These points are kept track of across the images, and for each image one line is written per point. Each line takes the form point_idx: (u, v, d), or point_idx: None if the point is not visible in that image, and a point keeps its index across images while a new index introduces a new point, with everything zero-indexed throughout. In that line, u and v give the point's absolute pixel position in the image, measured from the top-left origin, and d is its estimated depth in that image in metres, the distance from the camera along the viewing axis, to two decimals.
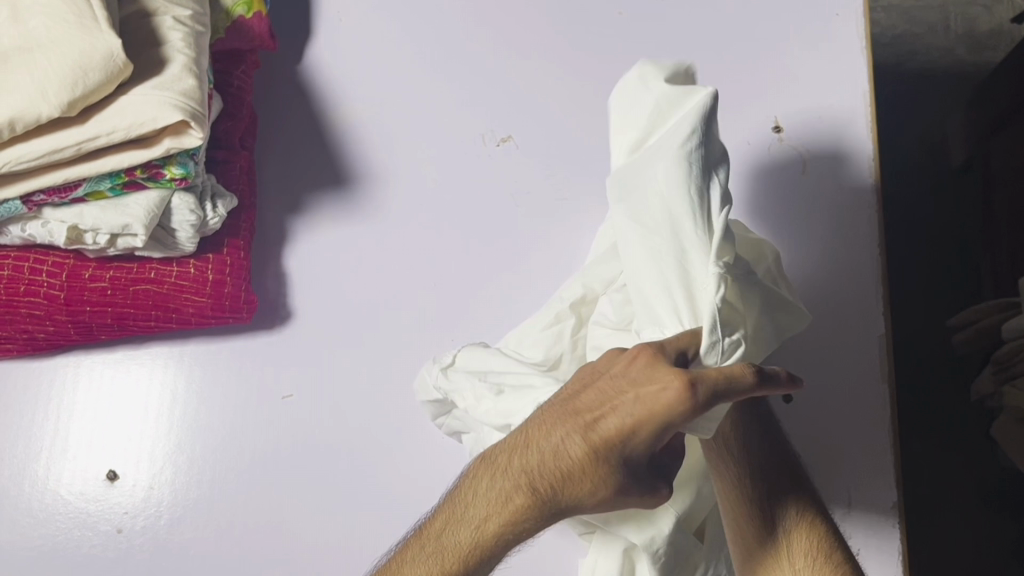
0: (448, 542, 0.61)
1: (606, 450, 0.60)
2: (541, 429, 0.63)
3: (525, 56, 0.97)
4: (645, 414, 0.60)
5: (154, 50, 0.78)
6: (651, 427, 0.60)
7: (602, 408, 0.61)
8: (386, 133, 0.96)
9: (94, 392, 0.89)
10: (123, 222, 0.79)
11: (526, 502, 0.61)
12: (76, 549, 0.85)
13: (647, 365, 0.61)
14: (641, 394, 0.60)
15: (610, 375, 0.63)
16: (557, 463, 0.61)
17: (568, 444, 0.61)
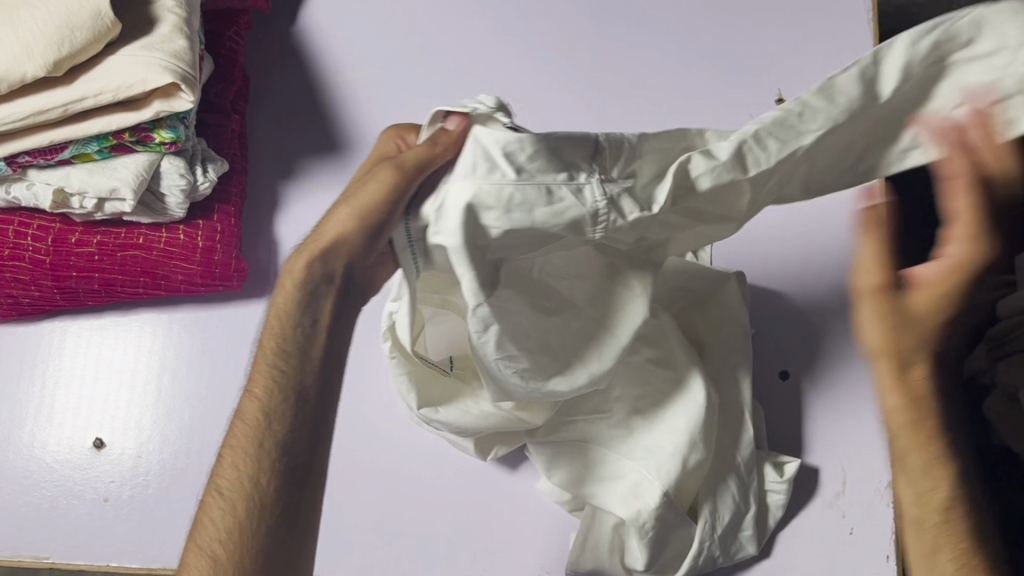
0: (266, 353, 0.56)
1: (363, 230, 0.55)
2: (351, 194, 0.56)
3: (527, 23, 0.94)
4: (364, 194, 0.54)
5: (143, 9, 0.75)
6: (368, 206, 0.54)
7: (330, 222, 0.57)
8: (384, 99, 0.93)
9: (82, 359, 0.88)
10: (110, 186, 0.76)
11: (286, 333, 0.56)
12: (62, 517, 0.84)
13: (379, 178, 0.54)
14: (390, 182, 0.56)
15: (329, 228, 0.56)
16: (332, 239, 0.55)
17: (337, 231, 0.56)
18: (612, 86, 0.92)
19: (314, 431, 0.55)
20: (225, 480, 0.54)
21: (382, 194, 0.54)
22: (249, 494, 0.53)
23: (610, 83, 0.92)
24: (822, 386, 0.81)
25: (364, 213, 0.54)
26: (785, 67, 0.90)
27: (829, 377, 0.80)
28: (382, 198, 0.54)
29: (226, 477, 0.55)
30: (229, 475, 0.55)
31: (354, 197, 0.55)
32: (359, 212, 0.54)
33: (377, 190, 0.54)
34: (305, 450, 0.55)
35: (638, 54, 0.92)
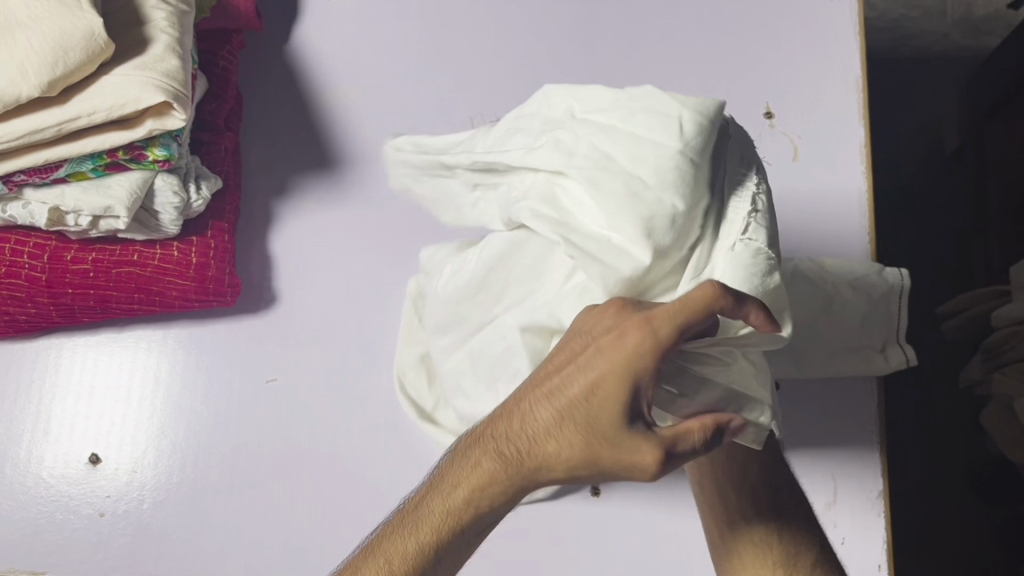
0: (495, 442, 0.54)
1: (620, 392, 0.51)
2: (603, 356, 0.51)
3: (518, 39, 0.96)
4: (625, 392, 0.51)
5: (137, 29, 0.77)
6: (591, 410, 0.52)
7: (588, 384, 0.52)
8: (376, 115, 0.94)
9: (77, 375, 0.88)
10: (105, 204, 0.78)
11: (498, 454, 0.54)
12: (58, 533, 0.84)
13: (621, 368, 0.51)
14: (608, 315, 0.53)
15: (596, 349, 0.52)
16: (543, 445, 0.53)
17: (599, 370, 0.51)
18: None
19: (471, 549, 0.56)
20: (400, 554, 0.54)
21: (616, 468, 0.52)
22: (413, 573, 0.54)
23: None
24: (820, 404, 0.81)
25: (589, 437, 0.52)
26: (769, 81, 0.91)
27: (823, 395, 0.81)
28: (636, 370, 0.51)
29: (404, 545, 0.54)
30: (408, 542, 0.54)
31: (597, 421, 0.52)
32: (590, 445, 0.52)
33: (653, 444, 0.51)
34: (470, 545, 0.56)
35: (627, 69, 0.94)
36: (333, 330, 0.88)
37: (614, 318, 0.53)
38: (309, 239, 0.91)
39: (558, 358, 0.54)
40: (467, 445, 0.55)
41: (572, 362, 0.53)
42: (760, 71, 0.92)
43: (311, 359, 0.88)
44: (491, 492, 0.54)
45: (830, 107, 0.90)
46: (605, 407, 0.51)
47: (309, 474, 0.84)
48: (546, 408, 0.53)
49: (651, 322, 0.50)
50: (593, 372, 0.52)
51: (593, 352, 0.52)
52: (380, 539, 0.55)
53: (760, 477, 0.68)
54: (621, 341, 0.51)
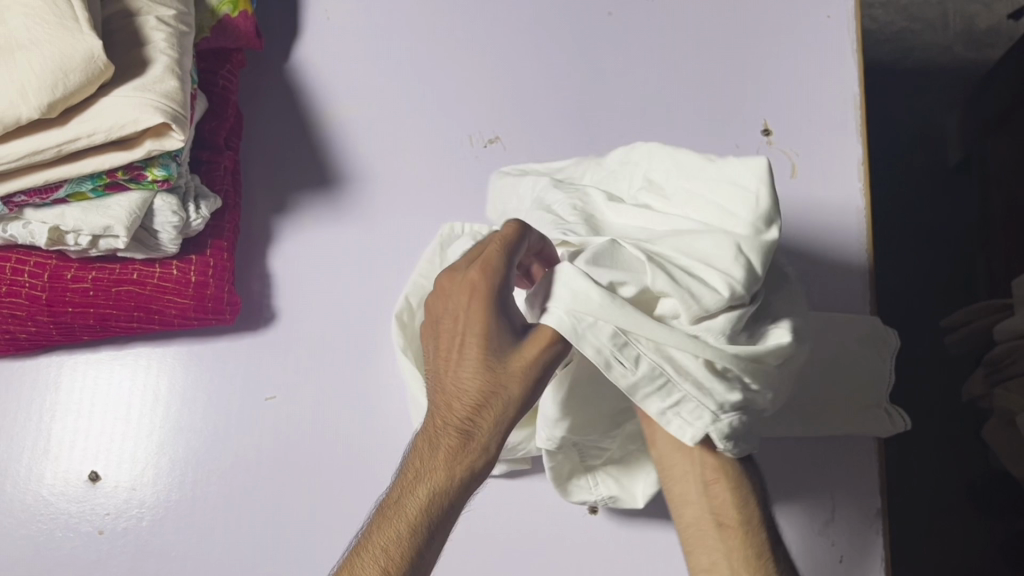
0: (454, 397, 0.63)
1: (476, 290, 0.63)
2: (466, 301, 0.63)
3: (517, 56, 0.96)
4: (484, 308, 0.62)
5: (136, 51, 0.77)
6: (478, 330, 0.62)
7: (461, 322, 0.63)
8: (377, 133, 0.95)
9: (77, 393, 0.89)
10: (104, 224, 0.78)
11: (457, 431, 0.62)
12: (57, 550, 0.85)
13: (484, 299, 0.62)
14: (481, 292, 0.62)
15: (449, 310, 0.64)
16: (459, 395, 0.63)
17: (457, 308, 0.64)
18: (600, 117, 0.93)
19: (444, 526, 0.62)
20: (386, 536, 0.60)
21: (503, 397, 0.62)
22: (405, 548, 0.60)
23: (599, 114, 0.93)
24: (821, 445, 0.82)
25: (487, 368, 0.62)
26: (766, 98, 0.91)
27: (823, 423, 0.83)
28: (491, 289, 0.62)
29: (387, 534, 0.61)
30: (390, 528, 0.61)
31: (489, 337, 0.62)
32: (487, 367, 0.62)
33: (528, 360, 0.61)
34: (446, 524, 0.62)
35: (626, 86, 0.94)
36: (331, 345, 0.89)
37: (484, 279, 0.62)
38: (311, 256, 0.92)
39: (439, 345, 0.65)
40: (427, 442, 0.63)
41: (448, 337, 0.64)
42: (758, 88, 0.92)
43: (311, 376, 0.88)
44: (438, 465, 0.62)
45: (828, 123, 0.90)
46: (489, 328, 0.62)
47: (309, 491, 0.85)
48: (452, 373, 0.63)
49: (489, 259, 0.63)
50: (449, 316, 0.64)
51: (463, 316, 0.63)
52: (364, 540, 0.62)
53: (762, 534, 0.68)
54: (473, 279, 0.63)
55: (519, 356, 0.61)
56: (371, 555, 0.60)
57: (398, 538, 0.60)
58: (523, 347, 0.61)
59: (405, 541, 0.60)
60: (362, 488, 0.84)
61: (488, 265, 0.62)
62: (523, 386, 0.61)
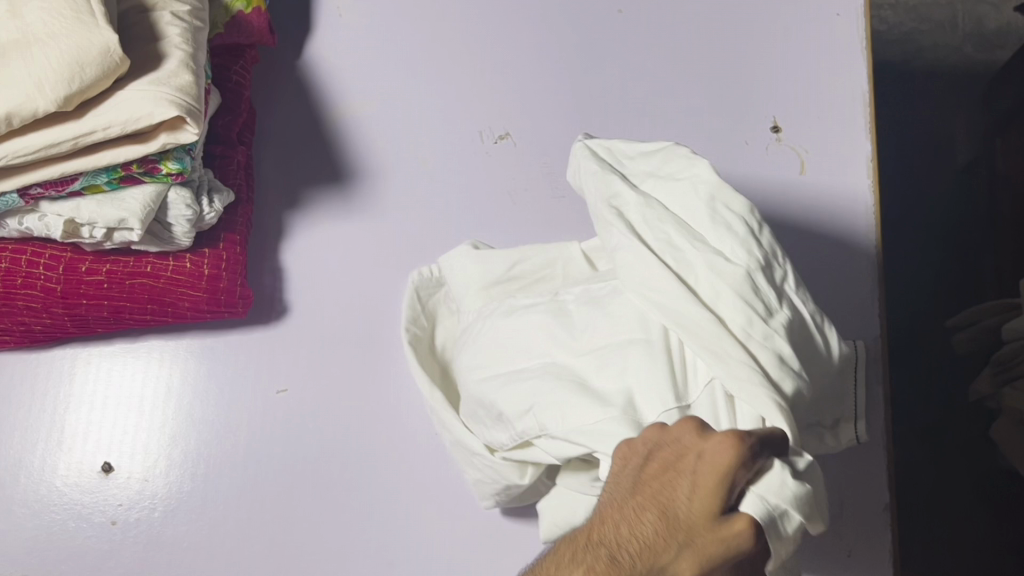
0: (612, 527, 0.51)
1: (709, 482, 0.51)
2: (699, 454, 0.52)
3: (527, 54, 0.97)
4: (715, 476, 0.51)
5: (151, 45, 0.78)
6: (674, 498, 0.51)
7: (671, 473, 0.52)
8: (388, 129, 0.96)
9: (91, 385, 0.90)
10: (118, 217, 0.79)
11: (593, 565, 0.50)
12: (71, 540, 0.85)
13: (716, 474, 0.51)
14: (694, 443, 0.52)
15: (681, 441, 0.53)
16: (628, 535, 0.51)
17: (683, 479, 0.52)
18: (609, 114, 0.94)
19: None
20: None
21: (670, 557, 0.50)
22: None
23: (609, 111, 0.94)
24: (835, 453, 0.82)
25: (668, 531, 0.50)
26: (775, 95, 0.92)
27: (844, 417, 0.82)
28: (725, 474, 0.51)
29: None
30: None
31: (689, 518, 0.51)
32: (667, 525, 0.51)
33: (708, 556, 0.50)
34: None
35: (635, 83, 0.94)
36: (341, 338, 0.90)
37: (729, 457, 0.51)
38: (324, 249, 0.93)
39: (641, 464, 0.53)
40: (566, 549, 0.52)
41: (655, 464, 0.53)
42: (767, 84, 0.92)
43: (322, 370, 0.89)
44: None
45: (837, 121, 0.90)
46: (699, 501, 0.51)
47: (320, 484, 0.85)
48: (633, 514, 0.52)
49: (745, 437, 0.51)
50: (627, 477, 0.53)
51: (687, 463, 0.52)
52: None
53: None
54: (712, 449, 0.51)
55: (713, 533, 0.50)
56: None
57: None
58: (719, 530, 0.50)
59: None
60: (371, 479, 0.85)
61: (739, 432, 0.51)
62: (691, 573, 0.50)
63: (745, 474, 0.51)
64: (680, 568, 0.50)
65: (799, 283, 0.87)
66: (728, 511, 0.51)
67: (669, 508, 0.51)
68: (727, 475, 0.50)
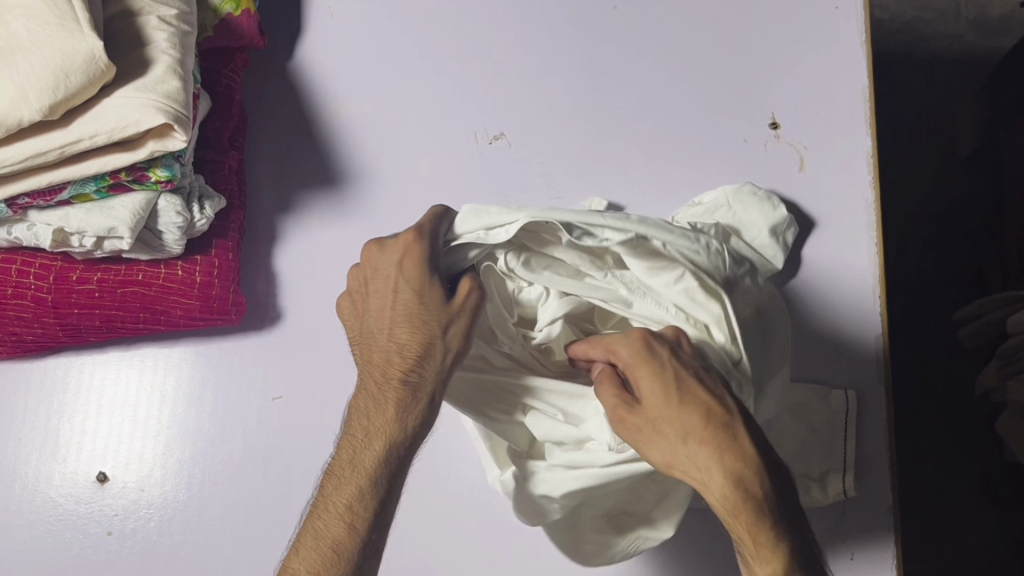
0: (383, 374, 0.68)
1: (417, 282, 0.68)
2: (406, 257, 0.69)
3: (520, 53, 0.95)
4: (415, 281, 0.68)
5: (138, 52, 0.77)
6: (422, 295, 0.68)
7: (389, 298, 0.70)
8: (382, 132, 0.94)
9: (84, 394, 0.89)
10: (108, 226, 0.78)
11: (399, 383, 0.67)
12: (67, 551, 0.85)
13: (416, 273, 0.68)
14: (411, 249, 0.69)
15: (374, 276, 0.71)
16: (398, 351, 0.68)
17: (399, 279, 0.69)
18: (605, 114, 0.93)
19: (395, 481, 0.66)
20: (344, 494, 0.64)
21: (439, 352, 0.67)
22: (365, 498, 0.64)
23: (604, 109, 0.93)
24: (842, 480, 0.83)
25: (419, 350, 0.67)
26: (772, 91, 0.91)
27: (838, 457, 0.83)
28: (421, 264, 0.68)
29: (352, 470, 0.65)
30: (347, 490, 0.65)
31: (415, 309, 0.68)
32: (418, 325, 0.68)
33: (456, 342, 0.68)
34: (390, 493, 0.65)
35: (629, 81, 0.93)
36: (334, 342, 0.89)
37: (416, 239, 0.69)
38: (318, 254, 0.92)
39: (376, 304, 0.71)
40: (374, 395, 0.68)
41: (393, 300, 0.69)
42: (764, 80, 0.91)
43: (317, 376, 0.88)
44: (380, 420, 0.67)
45: (836, 118, 0.89)
46: (409, 321, 0.68)
47: (317, 492, 0.85)
48: (387, 333, 0.69)
49: (422, 229, 0.69)
50: (382, 288, 0.70)
51: (390, 284, 0.70)
52: (329, 472, 0.67)
53: None
54: (405, 246, 0.69)
55: (434, 309, 0.68)
56: (331, 513, 0.64)
57: (349, 503, 0.64)
58: (421, 351, 0.67)
59: (356, 509, 0.64)
60: None
61: (412, 241, 0.69)
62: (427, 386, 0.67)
63: (434, 264, 0.68)
64: (444, 365, 0.67)
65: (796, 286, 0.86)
66: (452, 308, 0.68)
67: (416, 314, 0.68)
68: (422, 260, 0.68)
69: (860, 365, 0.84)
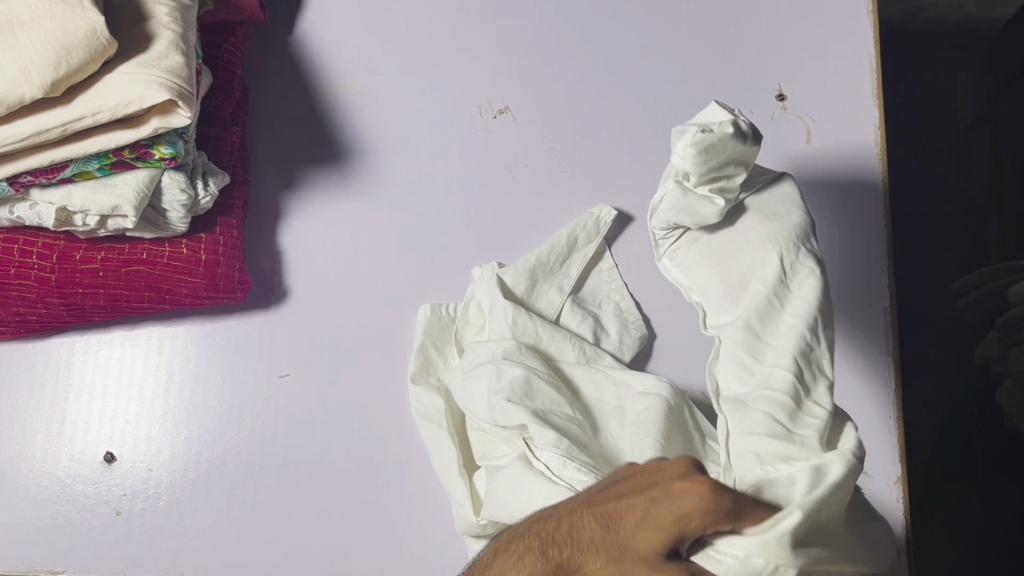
0: (542, 530, 0.53)
1: (661, 494, 0.49)
2: (671, 476, 0.51)
3: (525, 27, 0.94)
4: (672, 513, 0.48)
5: (139, 27, 0.76)
6: (646, 503, 0.50)
7: (638, 492, 0.51)
8: (385, 107, 0.93)
9: (89, 375, 0.89)
10: (112, 204, 0.77)
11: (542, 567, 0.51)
12: (75, 532, 0.84)
13: (689, 498, 0.48)
14: (679, 472, 0.51)
15: (649, 469, 0.53)
16: (565, 538, 0.52)
17: (670, 473, 0.51)
18: (611, 87, 0.92)
19: None
20: None
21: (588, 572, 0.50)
22: None
23: (609, 82, 0.92)
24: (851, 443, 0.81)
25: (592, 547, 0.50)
26: (780, 62, 0.90)
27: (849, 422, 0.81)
28: (686, 499, 0.48)
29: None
30: None
31: (627, 507, 0.50)
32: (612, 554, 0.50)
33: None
34: None
35: (634, 55, 0.92)
36: (339, 320, 0.88)
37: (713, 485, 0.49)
38: (318, 233, 0.91)
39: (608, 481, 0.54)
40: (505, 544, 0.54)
41: (618, 499, 0.51)
42: (771, 52, 0.90)
43: (324, 354, 0.87)
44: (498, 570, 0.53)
45: (843, 89, 0.88)
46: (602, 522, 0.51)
47: (327, 471, 0.84)
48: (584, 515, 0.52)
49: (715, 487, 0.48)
50: (604, 493, 0.53)
51: (658, 493, 0.50)
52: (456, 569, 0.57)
53: None
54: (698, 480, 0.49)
55: (635, 531, 0.49)
56: None
57: None
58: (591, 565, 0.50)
59: None
60: (372, 462, 0.84)
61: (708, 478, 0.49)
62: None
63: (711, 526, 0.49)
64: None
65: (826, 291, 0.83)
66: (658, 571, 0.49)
67: (615, 522, 0.50)
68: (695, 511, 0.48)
69: (867, 341, 0.82)
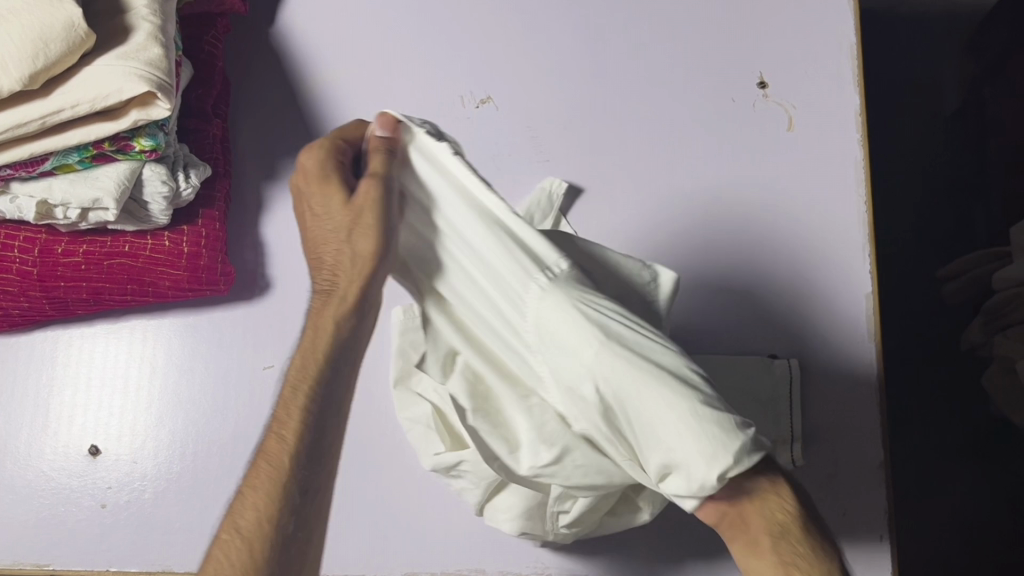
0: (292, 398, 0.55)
1: (362, 204, 0.58)
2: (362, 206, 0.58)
3: (507, 17, 0.94)
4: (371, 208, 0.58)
5: (118, 19, 0.75)
6: (365, 210, 0.58)
7: (332, 272, 0.59)
8: (367, 98, 0.93)
9: (73, 367, 0.89)
10: (93, 196, 0.77)
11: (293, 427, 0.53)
12: (61, 524, 0.85)
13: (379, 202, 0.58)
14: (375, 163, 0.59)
15: (328, 217, 0.60)
16: (312, 359, 0.56)
17: (358, 198, 0.58)
18: (593, 76, 0.92)
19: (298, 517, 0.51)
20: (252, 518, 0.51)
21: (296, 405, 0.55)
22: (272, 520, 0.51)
23: (591, 72, 0.92)
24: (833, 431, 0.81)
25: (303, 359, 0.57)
26: (762, 51, 0.90)
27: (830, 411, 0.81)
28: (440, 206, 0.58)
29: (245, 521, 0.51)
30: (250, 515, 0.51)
31: (339, 213, 0.59)
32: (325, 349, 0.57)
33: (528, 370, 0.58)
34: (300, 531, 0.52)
35: (616, 45, 0.92)
36: None
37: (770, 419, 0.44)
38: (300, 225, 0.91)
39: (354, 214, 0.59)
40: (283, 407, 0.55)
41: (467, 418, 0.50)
42: (753, 40, 0.90)
43: None
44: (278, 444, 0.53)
45: (825, 76, 0.88)
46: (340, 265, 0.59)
47: None
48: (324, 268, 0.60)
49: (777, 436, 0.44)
50: (356, 245, 0.58)
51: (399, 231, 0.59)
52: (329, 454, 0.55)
53: None
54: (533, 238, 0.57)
55: (336, 285, 0.59)
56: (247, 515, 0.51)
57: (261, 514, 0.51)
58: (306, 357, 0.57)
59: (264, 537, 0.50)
60: None
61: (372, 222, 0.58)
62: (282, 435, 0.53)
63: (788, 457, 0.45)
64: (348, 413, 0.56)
65: (788, 274, 0.84)
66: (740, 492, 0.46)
67: (352, 213, 0.59)
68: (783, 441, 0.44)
69: (849, 327, 0.82)
